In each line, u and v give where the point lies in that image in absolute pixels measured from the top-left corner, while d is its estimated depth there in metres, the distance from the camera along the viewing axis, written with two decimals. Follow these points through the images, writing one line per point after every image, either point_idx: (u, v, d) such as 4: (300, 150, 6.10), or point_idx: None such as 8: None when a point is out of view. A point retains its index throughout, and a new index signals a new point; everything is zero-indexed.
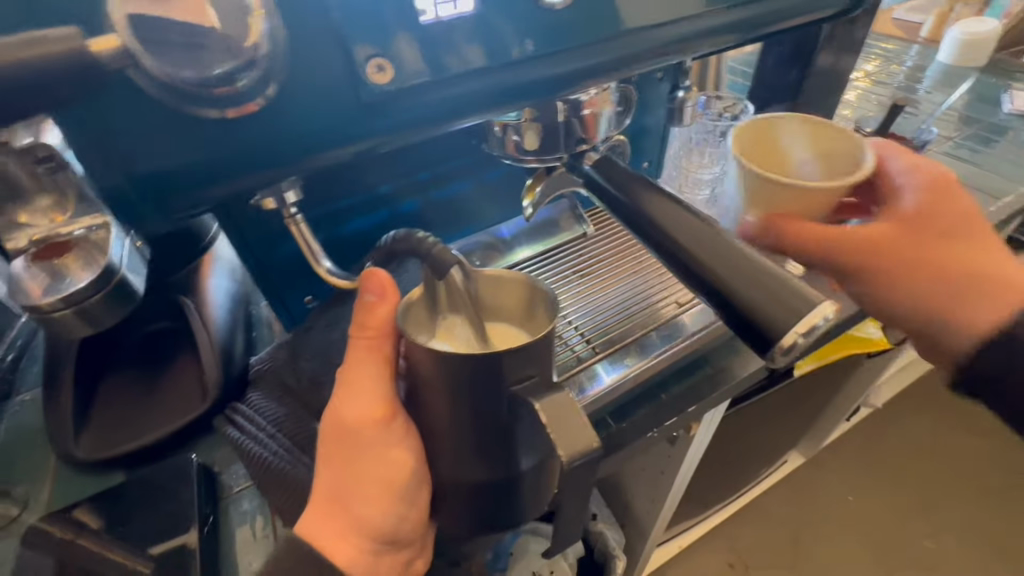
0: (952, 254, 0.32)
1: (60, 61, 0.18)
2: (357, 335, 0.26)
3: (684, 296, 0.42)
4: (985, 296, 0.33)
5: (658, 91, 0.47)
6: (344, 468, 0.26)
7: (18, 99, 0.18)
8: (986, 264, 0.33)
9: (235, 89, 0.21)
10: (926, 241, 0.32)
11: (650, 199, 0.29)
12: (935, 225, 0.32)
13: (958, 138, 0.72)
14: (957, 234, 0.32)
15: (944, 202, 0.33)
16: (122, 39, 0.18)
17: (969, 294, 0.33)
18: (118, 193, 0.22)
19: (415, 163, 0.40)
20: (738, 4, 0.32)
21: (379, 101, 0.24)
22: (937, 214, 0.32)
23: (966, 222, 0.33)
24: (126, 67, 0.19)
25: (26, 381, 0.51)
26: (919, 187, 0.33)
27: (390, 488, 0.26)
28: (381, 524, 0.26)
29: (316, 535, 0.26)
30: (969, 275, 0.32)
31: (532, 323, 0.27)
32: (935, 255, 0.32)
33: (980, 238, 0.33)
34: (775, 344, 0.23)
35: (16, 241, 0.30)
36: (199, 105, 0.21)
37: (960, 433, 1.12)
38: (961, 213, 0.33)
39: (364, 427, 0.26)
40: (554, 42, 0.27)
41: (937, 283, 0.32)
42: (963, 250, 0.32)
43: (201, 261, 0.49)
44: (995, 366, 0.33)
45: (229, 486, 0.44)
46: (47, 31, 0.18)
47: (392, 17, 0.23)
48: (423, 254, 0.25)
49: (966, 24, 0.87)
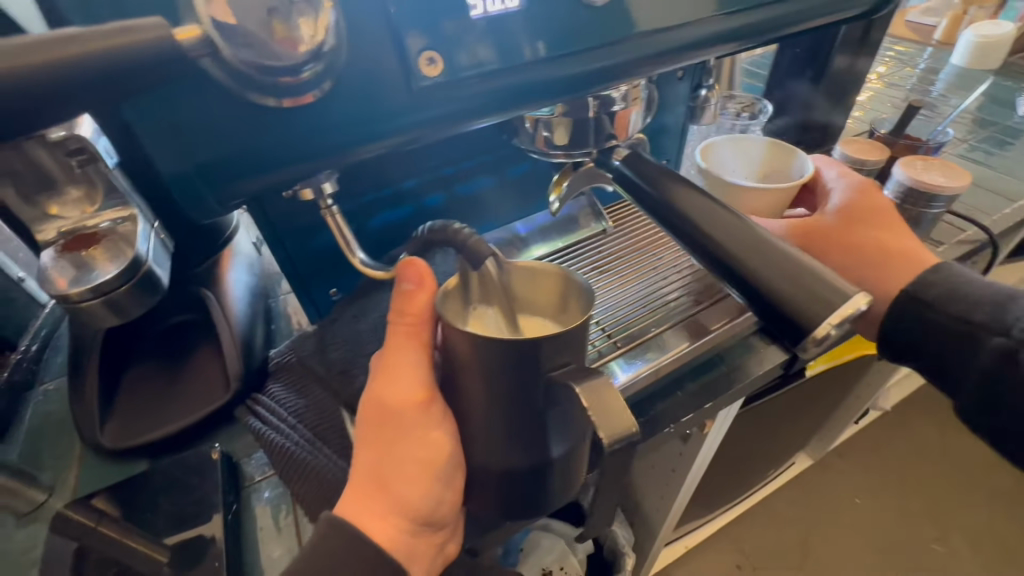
0: (874, 235, 0.40)
1: (148, 51, 0.17)
2: (396, 321, 0.27)
3: (703, 293, 0.42)
4: (899, 268, 0.40)
5: (677, 91, 0.47)
6: (385, 450, 0.27)
7: (93, 90, 0.17)
8: (901, 245, 0.40)
9: (297, 80, 0.21)
10: (853, 223, 0.40)
11: (679, 193, 0.30)
12: (862, 213, 0.41)
13: (972, 140, 0.72)
14: (878, 220, 0.41)
15: (867, 198, 0.41)
16: (204, 30, 0.18)
17: (885, 267, 0.40)
18: (182, 176, 0.23)
19: (441, 159, 0.41)
20: (768, 3, 0.33)
21: (429, 93, 0.24)
22: (861, 206, 0.41)
23: (886, 214, 0.41)
24: (203, 57, 0.19)
25: (50, 371, 0.52)
26: (845, 187, 0.42)
27: (429, 470, 0.27)
28: (421, 505, 0.27)
29: (357, 514, 0.27)
30: (886, 252, 0.40)
31: (563, 316, 0.28)
32: (861, 235, 0.40)
33: (897, 228, 0.41)
34: (808, 334, 0.23)
35: (46, 233, 0.34)
36: (261, 93, 0.21)
37: (971, 437, 1.11)
38: (881, 207, 0.41)
39: (405, 409, 0.26)
40: (565, 47, 0.26)
41: (862, 257, 0.40)
42: (884, 232, 0.40)
43: (223, 255, 0.50)
44: (905, 326, 0.39)
45: (250, 475, 0.45)
46: (136, 21, 0.17)
47: (445, 10, 0.23)
48: (459, 244, 0.26)
49: (981, 27, 0.87)
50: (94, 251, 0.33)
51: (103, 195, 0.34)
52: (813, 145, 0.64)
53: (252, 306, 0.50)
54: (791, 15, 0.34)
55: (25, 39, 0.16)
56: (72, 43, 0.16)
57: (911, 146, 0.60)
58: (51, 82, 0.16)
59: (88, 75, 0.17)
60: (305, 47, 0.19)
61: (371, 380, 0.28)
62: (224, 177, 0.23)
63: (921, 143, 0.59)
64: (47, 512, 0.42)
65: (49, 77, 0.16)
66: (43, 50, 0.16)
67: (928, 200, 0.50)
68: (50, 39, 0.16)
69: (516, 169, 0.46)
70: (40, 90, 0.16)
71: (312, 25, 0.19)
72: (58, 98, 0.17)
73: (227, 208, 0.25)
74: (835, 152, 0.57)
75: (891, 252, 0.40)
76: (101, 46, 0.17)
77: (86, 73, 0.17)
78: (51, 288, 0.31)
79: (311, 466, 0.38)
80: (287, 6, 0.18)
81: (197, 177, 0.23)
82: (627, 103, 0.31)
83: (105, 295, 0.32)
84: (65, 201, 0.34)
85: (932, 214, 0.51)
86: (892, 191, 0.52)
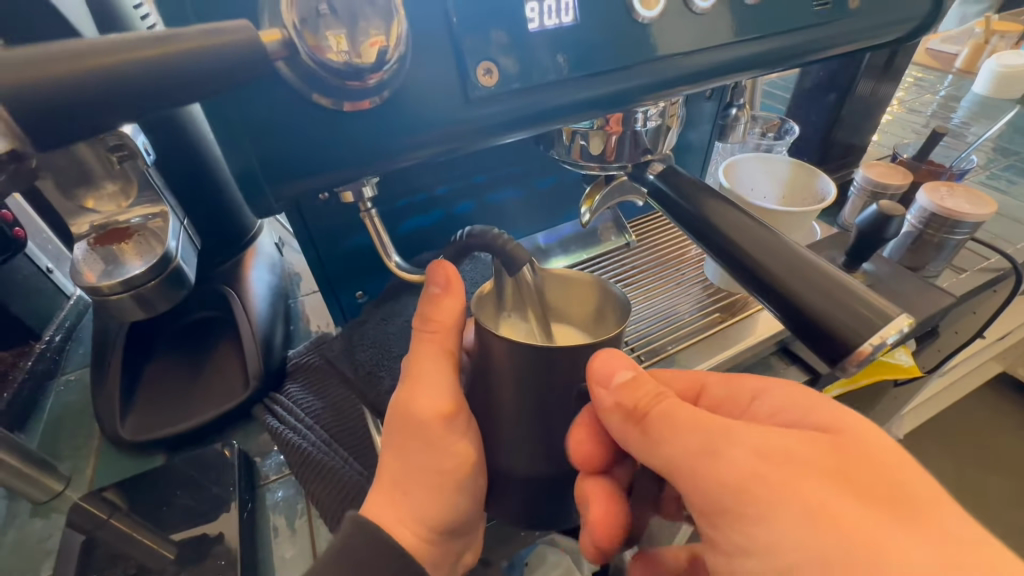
0: (716, 466, 0.24)
1: (229, 50, 0.17)
2: (421, 328, 0.28)
3: (727, 310, 0.42)
4: (762, 522, 0.22)
5: (704, 109, 0.48)
6: (406, 457, 0.28)
7: (175, 94, 0.17)
8: (769, 486, 0.22)
9: (363, 85, 0.21)
10: (740, 428, 0.24)
11: (715, 211, 0.30)
12: (760, 449, 0.23)
13: (994, 169, 0.72)
14: (832, 441, 0.23)
15: (846, 428, 0.24)
16: (287, 34, 0.19)
17: (713, 511, 0.24)
18: (245, 173, 0.23)
19: (471, 167, 0.41)
20: (820, 24, 0.31)
21: (483, 103, 0.25)
22: (797, 409, 0.26)
23: (854, 460, 0.23)
24: (281, 61, 0.19)
25: (72, 362, 0.53)
26: (777, 388, 0.28)
27: (447, 479, 0.28)
28: (438, 513, 0.28)
29: (380, 517, 0.28)
30: (742, 483, 0.23)
31: (599, 328, 0.29)
32: (745, 461, 0.23)
33: (898, 494, 0.22)
34: (847, 355, 0.23)
35: (81, 225, 0.34)
36: (325, 95, 0.21)
37: (989, 470, 1.08)
38: (884, 457, 0.23)
39: (431, 420, 0.27)
40: (588, 67, 0.26)
41: (713, 459, 0.24)
42: (778, 450, 0.23)
43: (246, 255, 0.51)
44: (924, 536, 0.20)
45: (266, 474, 0.43)
46: (225, 23, 0.18)
47: (505, 26, 0.23)
48: (497, 250, 0.27)
49: (1003, 56, 0.87)
50: (125, 246, 0.34)
51: (137, 190, 0.35)
52: (835, 168, 0.63)
53: (273, 306, 0.50)
54: (846, 33, 0.33)
55: (110, 39, 0.16)
56: (162, 43, 0.17)
57: (934, 172, 0.60)
58: (139, 78, 0.16)
59: (139, 86, 0.16)
60: (335, 58, 0.20)
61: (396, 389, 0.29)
62: (281, 178, 0.23)
63: (944, 169, 0.59)
64: (64, 502, 0.42)
65: (107, 79, 0.16)
66: (114, 53, 0.16)
67: (951, 226, 0.49)
68: (128, 41, 0.16)
69: (544, 180, 0.46)
70: (105, 92, 0.16)
71: (339, 38, 0.19)
72: (129, 105, 0.17)
73: (283, 206, 0.24)
74: (858, 176, 0.57)
75: (743, 495, 0.23)
76: (187, 48, 0.17)
77: (159, 77, 0.17)
78: (81, 281, 0.32)
79: (322, 466, 0.38)
80: (314, 19, 0.19)
81: (260, 173, 0.23)
82: (663, 119, 0.32)
83: (134, 289, 0.32)
84: (101, 196, 0.34)
85: (955, 241, 0.50)
86: (913, 216, 0.52)
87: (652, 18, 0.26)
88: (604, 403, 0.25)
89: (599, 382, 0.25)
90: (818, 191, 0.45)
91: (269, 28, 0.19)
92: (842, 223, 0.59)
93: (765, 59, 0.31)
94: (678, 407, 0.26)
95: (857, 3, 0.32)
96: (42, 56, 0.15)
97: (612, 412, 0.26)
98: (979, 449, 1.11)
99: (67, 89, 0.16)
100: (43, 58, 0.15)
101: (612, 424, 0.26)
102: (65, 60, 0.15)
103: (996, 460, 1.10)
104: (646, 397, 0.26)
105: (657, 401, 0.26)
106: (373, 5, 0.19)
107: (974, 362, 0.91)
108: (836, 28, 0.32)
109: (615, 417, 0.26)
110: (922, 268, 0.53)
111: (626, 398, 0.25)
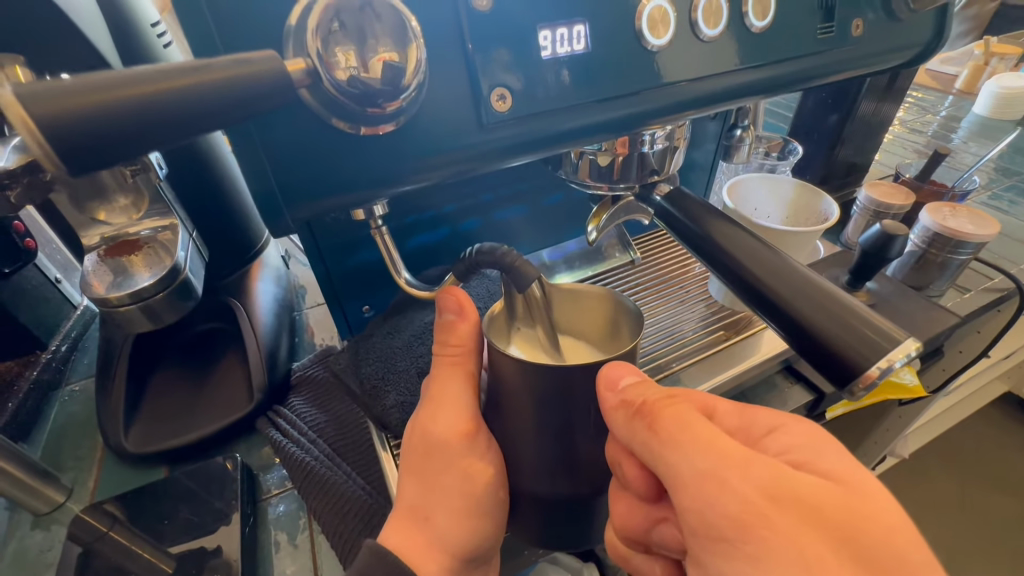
0: (718, 492, 0.22)
1: (263, 78, 0.18)
2: (441, 353, 0.29)
3: (733, 327, 0.42)
4: (750, 560, 0.22)
5: (707, 129, 0.49)
6: (429, 483, 0.29)
7: (208, 122, 0.18)
8: (769, 529, 0.21)
9: (381, 112, 0.22)
10: (751, 457, 0.23)
11: (720, 234, 0.30)
12: (769, 485, 0.22)
13: (996, 189, 0.72)
14: (841, 491, 0.22)
15: (856, 481, 0.23)
16: (309, 62, 0.20)
17: (706, 537, 0.23)
18: (264, 195, 0.23)
19: (480, 186, 0.42)
20: (824, 50, 0.32)
21: (495, 127, 0.25)
22: (813, 447, 0.24)
23: (858, 515, 0.22)
24: (303, 88, 0.20)
25: (77, 372, 0.53)
26: (794, 426, 0.25)
27: (472, 500, 0.29)
28: (462, 538, 0.29)
29: (398, 545, 0.29)
30: (743, 518, 0.22)
31: (612, 343, 0.29)
32: (750, 494, 0.22)
33: (895, 562, 0.21)
34: (856, 377, 0.23)
35: (92, 238, 0.35)
36: (344, 120, 0.22)
37: (993, 491, 1.06)
38: (887, 519, 0.22)
39: (453, 440, 0.28)
40: (599, 90, 0.26)
41: (719, 490, 0.22)
42: (787, 490, 0.22)
43: (252, 267, 0.52)
44: None
45: (268, 488, 0.42)
46: (253, 53, 0.18)
47: (519, 52, 0.24)
48: (505, 266, 0.27)
49: (1003, 78, 0.88)
50: (134, 257, 0.34)
51: (148, 203, 0.36)
52: (837, 187, 0.64)
53: (278, 318, 0.51)
54: (849, 59, 0.33)
55: (141, 69, 0.17)
56: (196, 72, 0.17)
57: (935, 192, 0.60)
58: (172, 104, 0.17)
59: (175, 112, 0.17)
60: (343, 76, 0.20)
61: (419, 412, 0.30)
62: (299, 198, 0.23)
63: (946, 189, 0.59)
64: (65, 514, 0.41)
65: (141, 108, 0.16)
66: (148, 83, 0.16)
67: (953, 246, 0.50)
68: (160, 70, 0.17)
69: (551, 198, 0.47)
70: (136, 120, 0.16)
71: (348, 54, 0.20)
72: (160, 134, 0.17)
73: (300, 226, 0.25)
74: (859, 195, 0.57)
75: (741, 529, 0.22)
76: (219, 75, 0.17)
77: (194, 100, 0.17)
78: (90, 292, 0.32)
79: (325, 479, 0.37)
80: (326, 35, 0.20)
81: (278, 195, 0.23)
82: (669, 142, 0.32)
83: (142, 301, 0.32)
84: (113, 208, 0.35)
85: (958, 261, 0.50)
86: (918, 236, 0.52)
87: (659, 46, 0.27)
88: (607, 403, 0.25)
89: (606, 385, 0.25)
90: (823, 208, 0.45)
91: (293, 58, 0.20)
92: (846, 241, 0.60)
93: (770, 83, 0.31)
94: (691, 418, 0.24)
95: (859, 32, 0.33)
96: (78, 86, 0.15)
97: (618, 410, 0.24)
98: (982, 469, 1.10)
99: (105, 123, 0.15)
100: (84, 88, 0.15)
101: (617, 423, 0.25)
102: (103, 89, 0.15)
103: (1001, 481, 1.08)
104: (658, 399, 0.25)
105: (668, 408, 0.25)
106: (382, 23, 0.20)
107: (978, 381, 0.90)
108: (840, 54, 0.33)
109: (620, 416, 0.25)
110: (925, 287, 0.53)
111: (637, 401, 0.24)
